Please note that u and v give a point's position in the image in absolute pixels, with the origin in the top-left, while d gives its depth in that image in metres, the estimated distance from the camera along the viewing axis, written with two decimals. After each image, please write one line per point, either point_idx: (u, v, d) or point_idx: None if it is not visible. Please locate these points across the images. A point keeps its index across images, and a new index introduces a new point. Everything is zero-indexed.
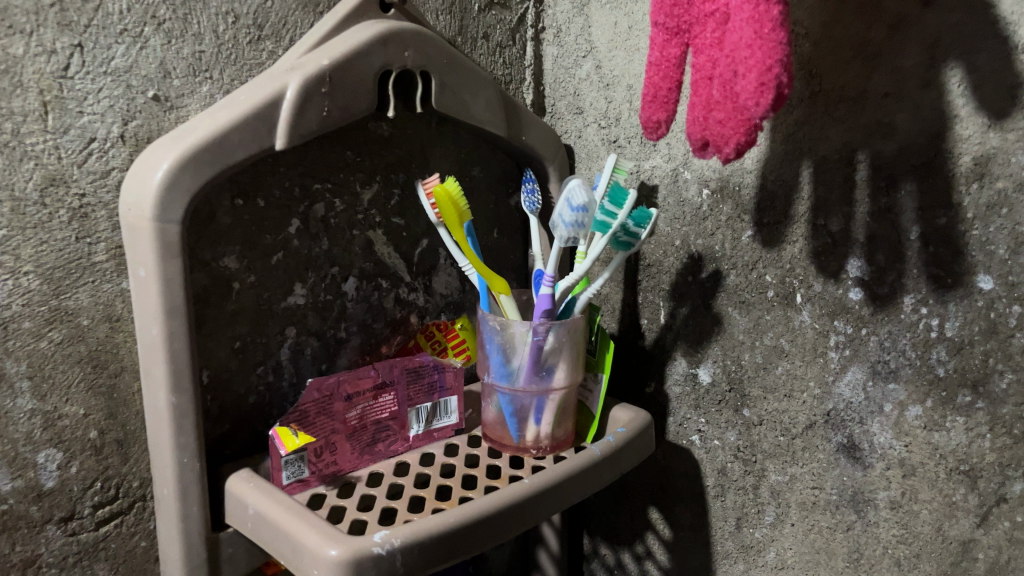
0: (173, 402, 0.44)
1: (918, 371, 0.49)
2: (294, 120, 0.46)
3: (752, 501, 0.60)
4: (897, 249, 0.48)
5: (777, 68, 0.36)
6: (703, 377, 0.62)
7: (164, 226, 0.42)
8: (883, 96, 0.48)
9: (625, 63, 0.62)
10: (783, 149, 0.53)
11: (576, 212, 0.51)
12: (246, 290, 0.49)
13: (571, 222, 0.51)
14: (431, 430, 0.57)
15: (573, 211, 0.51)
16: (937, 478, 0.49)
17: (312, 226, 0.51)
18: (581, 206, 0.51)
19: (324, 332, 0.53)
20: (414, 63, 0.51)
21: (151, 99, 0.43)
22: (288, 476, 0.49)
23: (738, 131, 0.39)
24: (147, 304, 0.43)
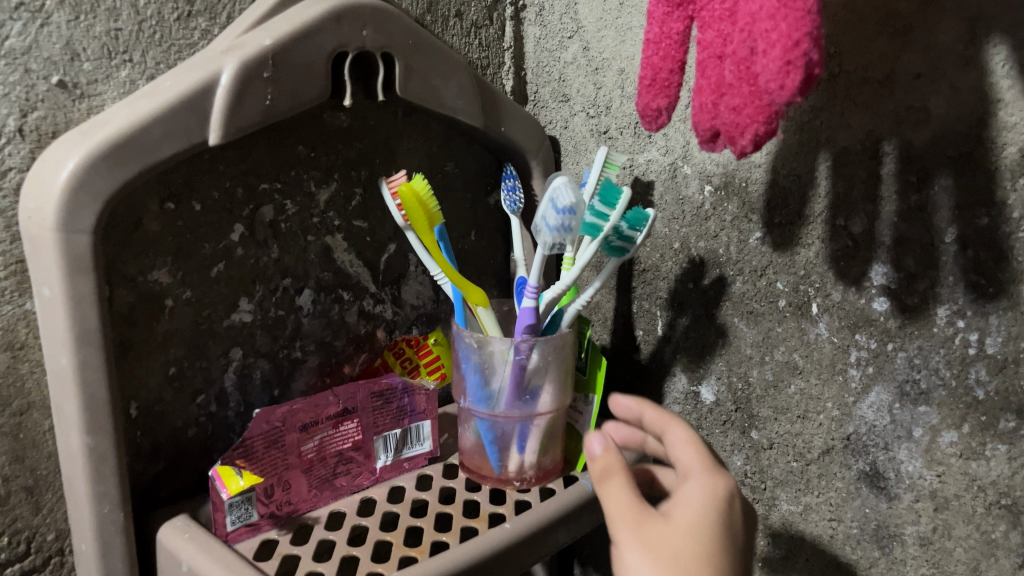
0: (88, 444, 0.37)
1: (953, 393, 0.43)
2: (230, 110, 0.39)
3: (762, 532, 0.54)
4: (930, 253, 0.42)
5: (806, 42, 0.30)
6: (705, 395, 0.56)
7: (71, 237, 0.35)
8: (914, 78, 0.41)
9: (615, 44, 0.55)
10: (797, 139, 0.47)
11: (562, 215, 0.44)
12: (181, 307, 0.42)
13: (556, 226, 0.45)
14: (401, 460, 0.50)
15: (558, 214, 0.44)
16: (975, 513, 0.43)
17: (259, 232, 0.45)
18: (568, 208, 0.44)
19: (276, 353, 0.47)
20: (373, 43, 0.45)
21: (55, 85, 0.37)
22: (234, 522, 0.42)
23: (757, 119, 0.33)
24: (54, 329, 0.36)
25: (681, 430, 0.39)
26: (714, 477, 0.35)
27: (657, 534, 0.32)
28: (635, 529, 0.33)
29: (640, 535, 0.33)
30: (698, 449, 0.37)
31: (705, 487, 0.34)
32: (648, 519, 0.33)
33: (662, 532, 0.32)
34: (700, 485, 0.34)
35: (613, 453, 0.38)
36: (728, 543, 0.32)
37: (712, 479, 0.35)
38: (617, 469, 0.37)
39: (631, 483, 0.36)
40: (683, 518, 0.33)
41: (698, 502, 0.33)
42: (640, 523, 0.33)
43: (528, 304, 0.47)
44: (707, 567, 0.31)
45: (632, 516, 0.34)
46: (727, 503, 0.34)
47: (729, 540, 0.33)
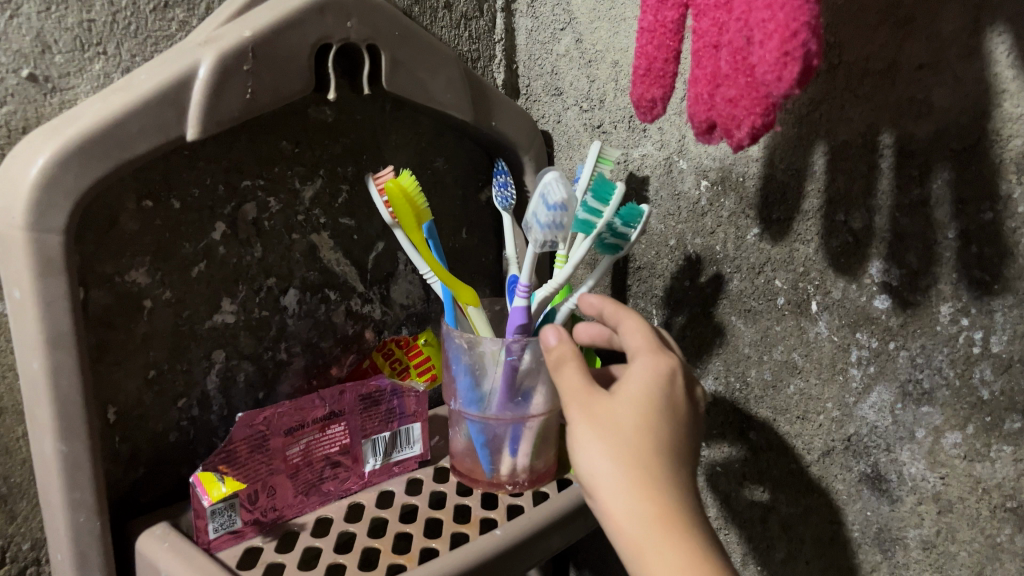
0: (63, 451, 0.36)
1: (956, 393, 0.41)
2: (209, 105, 0.38)
3: (760, 534, 0.53)
4: (933, 249, 0.41)
5: (804, 33, 0.29)
6: (703, 396, 0.55)
7: (42, 237, 0.34)
8: (916, 68, 0.40)
9: (609, 36, 0.54)
10: (796, 133, 0.46)
11: (553, 211, 0.43)
12: (160, 309, 0.41)
13: (548, 222, 0.44)
14: (391, 464, 0.49)
15: (549, 210, 0.43)
16: (979, 516, 0.41)
17: (241, 230, 0.44)
18: (559, 204, 0.43)
19: (260, 354, 0.46)
20: (358, 35, 0.43)
21: (25, 79, 0.35)
22: (216, 529, 0.40)
23: (754, 112, 0.31)
24: (25, 333, 0.35)
25: (630, 320, 0.39)
26: (658, 354, 0.36)
27: (603, 411, 0.34)
28: (583, 409, 0.34)
29: (587, 414, 0.34)
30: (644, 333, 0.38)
31: (649, 363, 0.35)
32: (595, 398, 0.35)
33: (607, 408, 0.34)
34: (643, 363, 0.35)
35: (564, 342, 0.38)
36: (672, 411, 0.34)
37: (656, 356, 0.36)
38: (568, 355, 0.37)
39: (581, 366, 0.37)
40: (627, 393, 0.34)
41: (642, 378, 0.35)
42: (588, 401, 0.34)
43: (520, 303, 0.45)
44: (648, 434, 0.32)
45: (580, 396, 0.35)
46: (670, 376, 0.35)
47: (674, 411, 0.34)
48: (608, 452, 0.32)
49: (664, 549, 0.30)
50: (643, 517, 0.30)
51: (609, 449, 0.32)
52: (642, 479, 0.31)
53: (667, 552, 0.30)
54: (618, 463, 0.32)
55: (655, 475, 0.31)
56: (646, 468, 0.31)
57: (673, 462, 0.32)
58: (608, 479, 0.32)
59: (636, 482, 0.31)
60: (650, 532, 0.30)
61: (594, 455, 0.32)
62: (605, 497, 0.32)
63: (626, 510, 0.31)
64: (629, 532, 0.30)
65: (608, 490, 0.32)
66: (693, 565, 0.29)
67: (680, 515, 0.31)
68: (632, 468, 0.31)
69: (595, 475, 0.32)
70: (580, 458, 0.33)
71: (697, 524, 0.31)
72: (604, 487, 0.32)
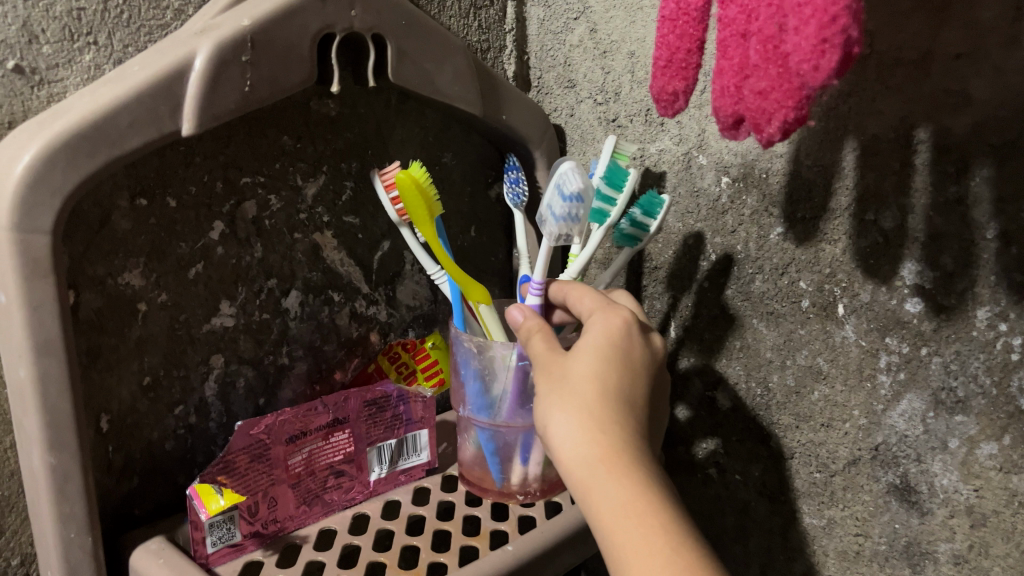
0: (52, 464, 0.34)
1: (993, 401, 0.39)
2: (205, 98, 0.36)
3: (780, 546, 0.51)
4: (970, 250, 0.38)
5: (843, 17, 0.26)
6: (721, 401, 0.52)
7: (28, 238, 0.32)
8: (955, 58, 0.38)
9: (625, 26, 0.52)
10: (823, 127, 0.44)
11: (569, 201, 0.41)
12: (155, 312, 0.39)
13: (563, 214, 0.41)
14: (397, 472, 0.47)
15: (564, 201, 0.41)
16: (1015, 531, 0.39)
17: (241, 229, 0.42)
18: (575, 194, 0.41)
19: (261, 359, 0.44)
20: (363, 24, 0.41)
21: (11, 71, 0.33)
22: (214, 543, 0.39)
23: (786, 104, 0.29)
24: (11, 339, 0.33)
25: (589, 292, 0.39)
26: (615, 311, 0.36)
27: (558, 365, 0.33)
28: (542, 365, 0.34)
29: (544, 368, 0.34)
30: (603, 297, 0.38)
31: (605, 319, 0.35)
32: (551, 355, 0.34)
33: (563, 362, 0.33)
34: (599, 318, 0.35)
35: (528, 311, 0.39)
36: (627, 360, 0.33)
37: (613, 313, 0.36)
38: (531, 320, 0.37)
39: (544, 329, 0.37)
40: (582, 346, 0.34)
41: (596, 333, 0.34)
42: (545, 359, 0.34)
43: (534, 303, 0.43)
44: (600, 379, 0.32)
45: (542, 355, 0.35)
46: (627, 330, 0.35)
47: (629, 361, 0.33)
48: (561, 400, 0.32)
49: (610, 486, 0.29)
50: (591, 456, 0.30)
51: (561, 396, 0.32)
52: (592, 420, 0.30)
53: (612, 488, 0.29)
54: (567, 409, 0.31)
55: (605, 416, 0.31)
56: (594, 411, 0.31)
57: (626, 406, 0.31)
58: (559, 424, 0.31)
59: (585, 423, 0.30)
60: (596, 471, 0.29)
61: (549, 404, 0.32)
62: (557, 442, 0.31)
63: (575, 453, 0.30)
64: (577, 472, 0.30)
65: (559, 436, 0.31)
66: (638, 498, 0.28)
67: (629, 452, 0.30)
68: (582, 411, 0.31)
69: (547, 422, 0.32)
70: (537, 408, 0.33)
71: (647, 462, 0.30)
72: (555, 433, 0.31)
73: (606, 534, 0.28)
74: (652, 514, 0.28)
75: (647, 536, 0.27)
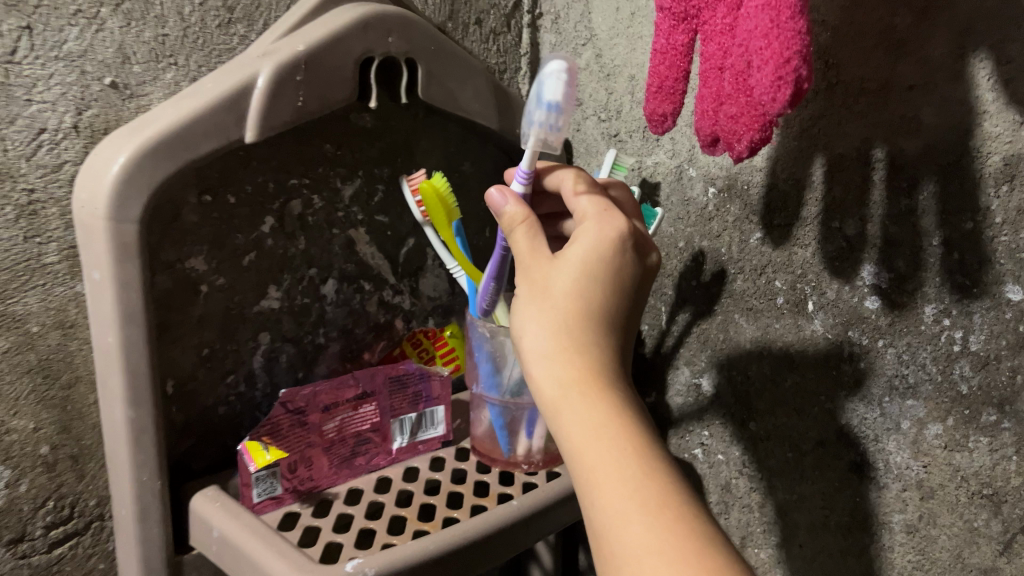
0: (131, 416, 0.40)
1: (939, 387, 0.45)
2: (265, 110, 0.42)
3: (757, 519, 0.57)
4: (920, 255, 0.44)
5: (796, 59, 0.33)
6: (706, 388, 0.59)
7: (120, 226, 0.38)
8: (908, 89, 0.44)
9: (627, 52, 0.58)
10: (797, 145, 0.50)
11: (547, 109, 0.41)
12: (215, 293, 0.45)
13: (540, 118, 0.41)
14: (416, 443, 0.53)
15: (543, 107, 0.41)
16: (958, 502, 0.45)
17: (288, 224, 0.48)
18: (553, 100, 0.40)
19: (301, 338, 0.50)
20: (398, 49, 0.48)
21: (107, 86, 0.40)
22: (260, 494, 0.45)
23: (752, 128, 0.35)
24: (102, 311, 0.39)
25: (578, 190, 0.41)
26: (607, 221, 0.38)
27: (541, 277, 0.37)
28: (525, 277, 0.38)
29: (528, 280, 0.37)
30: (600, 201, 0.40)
31: (593, 232, 0.38)
32: (536, 264, 0.38)
33: (545, 276, 0.37)
34: (588, 230, 0.38)
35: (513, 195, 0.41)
36: (607, 279, 0.37)
37: (604, 223, 0.38)
38: (516, 207, 0.40)
39: (528, 222, 0.39)
40: (565, 259, 0.37)
41: (583, 246, 0.37)
42: (529, 270, 0.38)
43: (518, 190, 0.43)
44: (579, 301, 0.36)
45: (527, 262, 0.38)
46: (615, 245, 0.38)
47: (608, 279, 0.37)
48: (539, 317, 0.36)
49: (580, 408, 0.33)
50: (565, 378, 0.34)
51: (540, 314, 0.36)
52: (566, 345, 0.35)
53: (583, 411, 0.33)
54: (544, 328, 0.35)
55: (578, 341, 0.35)
56: (569, 333, 0.35)
57: (598, 329, 0.36)
58: (536, 343, 0.36)
59: (560, 345, 0.35)
60: (569, 393, 0.34)
61: (528, 321, 0.36)
62: (533, 359, 0.36)
63: (550, 375, 0.35)
64: (551, 391, 0.35)
65: (535, 352, 0.36)
66: (606, 421, 0.33)
67: (599, 379, 0.34)
68: (558, 333, 0.35)
69: (525, 337, 0.36)
70: (517, 320, 0.37)
71: (614, 387, 0.35)
72: (531, 350, 0.36)
73: (571, 448, 0.33)
74: (617, 434, 0.32)
75: (609, 456, 0.32)
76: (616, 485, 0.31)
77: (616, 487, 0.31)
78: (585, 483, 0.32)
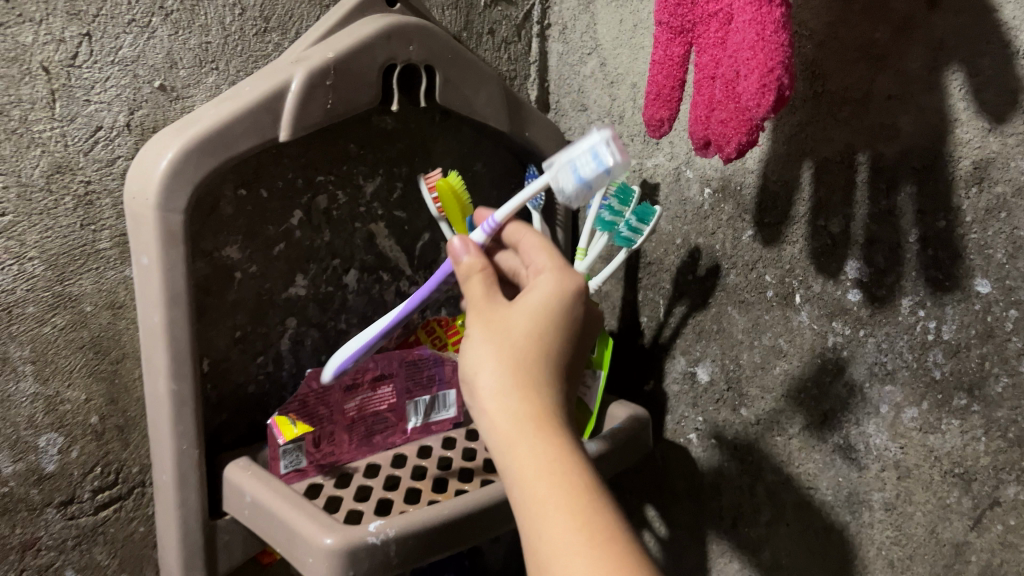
0: (173, 389, 0.44)
1: (914, 373, 0.49)
2: (297, 112, 0.46)
3: (747, 500, 0.60)
4: (897, 251, 0.48)
5: (778, 70, 0.37)
6: (701, 376, 0.62)
7: (167, 215, 0.42)
8: (887, 98, 0.48)
9: (629, 61, 0.62)
10: (786, 149, 0.54)
11: (600, 171, 0.39)
12: (248, 280, 0.49)
13: (588, 179, 0.40)
14: (429, 423, 0.57)
15: (597, 168, 0.39)
16: (932, 480, 0.49)
17: (315, 218, 0.52)
18: (612, 167, 0.39)
19: (325, 323, 0.54)
20: (418, 57, 0.52)
21: (156, 89, 0.44)
22: (287, 465, 0.49)
23: (740, 131, 0.39)
24: (149, 293, 0.43)
25: (534, 237, 0.42)
26: (565, 271, 0.39)
27: (499, 315, 0.37)
28: (481, 314, 0.37)
29: (483, 316, 0.37)
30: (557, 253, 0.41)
31: (555, 278, 0.38)
32: (492, 304, 0.37)
33: (503, 314, 0.37)
34: (549, 276, 0.38)
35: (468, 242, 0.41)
36: (564, 325, 0.37)
37: (563, 274, 0.39)
38: (475, 254, 0.39)
39: (485, 268, 0.39)
40: (524, 302, 0.37)
41: (544, 290, 0.37)
42: (485, 308, 0.37)
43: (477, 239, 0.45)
44: (538, 341, 0.36)
45: (483, 301, 0.38)
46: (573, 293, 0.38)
47: (565, 324, 0.37)
48: (496, 352, 0.35)
49: (535, 446, 0.33)
50: (520, 415, 0.34)
51: (498, 350, 0.35)
52: (523, 382, 0.35)
53: (539, 448, 0.33)
54: (502, 363, 0.35)
55: (535, 380, 0.35)
56: (526, 371, 0.35)
57: (552, 371, 0.36)
58: (491, 379, 0.35)
59: (517, 383, 0.35)
60: (524, 430, 0.33)
61: (483, 355, 0.36)
62: (486, 395, 0.35)
63: (503, 409, 0.34)
64: (505, 428, 0.34)
65: (490, 389, 0.35)
66: (560, 458, 0.33)
67: (553, 418, 0.34)
68: (515, 370, 0.35)
69: (478, 372, 0.35)
70: (469, 355, 0.36)
71: (566, 428, 0.34)
72: (485, 385, 0.35)
73: (522, 485, 0.33)
74: (572, 472, 0.32)
75: (564, 494, 0.31)
76: (568, 521, 0.31)
77: (572, 525, 0.31)
78: (537, 521, 0.31)
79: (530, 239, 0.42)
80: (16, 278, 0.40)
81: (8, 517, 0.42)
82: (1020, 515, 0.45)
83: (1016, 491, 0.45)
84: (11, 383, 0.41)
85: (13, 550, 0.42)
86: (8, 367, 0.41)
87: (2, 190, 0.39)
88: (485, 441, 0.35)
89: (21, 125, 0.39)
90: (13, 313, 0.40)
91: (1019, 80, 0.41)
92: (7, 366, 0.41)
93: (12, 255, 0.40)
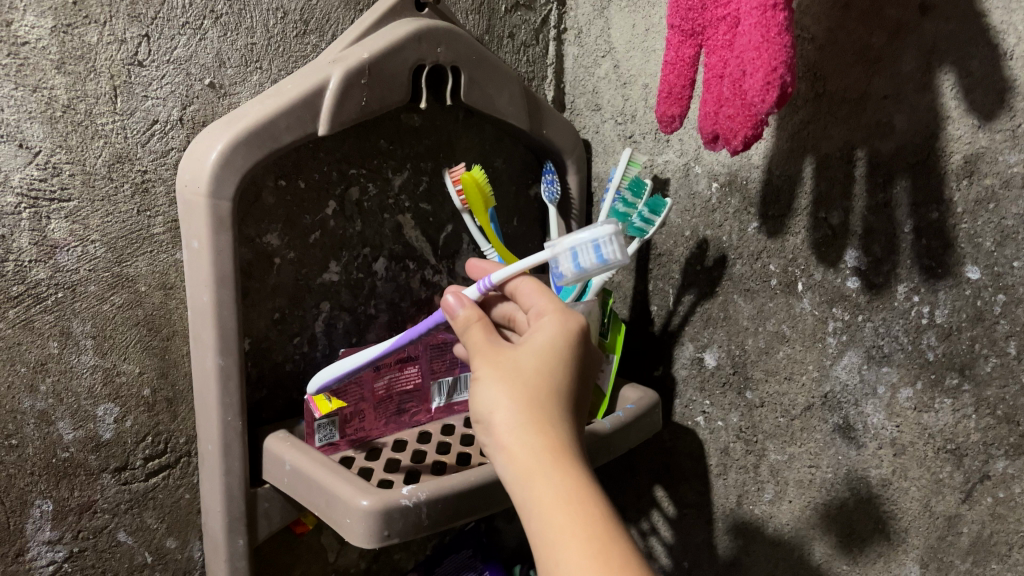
0: (220, 363, 0.47)
1: (910, 355, 0.52)
2: (335, 109, 0.49)
3: (752, 479, 0.64)
4: (893, 241, 0.51)
5: (781, 69, 0.40)
6: (709, 361, 0.66)
7: (217, 203, 0.45)
8: (883, 98, 0.51)
9: (641, 63, 0.66)
10: (789, 146, 0.57)
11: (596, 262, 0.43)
12: (286, 265, 0.52)
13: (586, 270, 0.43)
14: (451, 403, 0.61)
15: (597, 260, 0.43)
16: (926, 456, 0.52)
17: (347, 208, 0.55)
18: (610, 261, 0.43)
19: (355, 308, 0.58)
20: (445, 59, 0.55)
21: (207, 86, 0.48)
22: (321, 439, 0.52)
23: (746, 126, 0.43)
24: (199, 274, 0.46)
25: (530, 283, 0.44)
26: (566, 315, 0.41)
27: (507, 357, 0.38)
28: (489, 358, 0.39)
29: (491, 360, 0.38)
30: (558, 298, 0.43)
31: (558, 320, 0.40)
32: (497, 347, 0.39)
33: (510, 356, 0.38)
34: (551, 319, 0.40)
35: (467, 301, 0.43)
36: (569, 363, 0.39)
37: (566, 317, 0.41)
38: (470, 308, 0.42)
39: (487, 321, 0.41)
40: (529, 345, 0.39)
41: (548, 333, 0.39)
42: (492, 352, 0.39)
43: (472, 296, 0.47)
44: (547, 378, 0.38)
45: (489, 346, 0.39)
46: (577, 335, 0.40)
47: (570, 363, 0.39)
48: (508, 390, 0.37)
49: (553, 478, 0.35)
50: (536, 449, 0.35)
51: (510, 388, 0.37)
52: (537, 417, 0.36)
53: (555, 479, 0.35)
54: (515, 401, 0.36)
55: (547, 414, 0.36)
56: (540, 407, 0.37)
57: (563, 405, 0.37)
58: (505, 415, 0.36)
59: (532, 418, 0.36)
60: (541, 461, 0.35)
61: (495, 393, 0.37)
62: (502, 431, 0.36)
63: (519, 443, 0.36)
64: (522, 461, 0.35)
65: (505, 424, 0.36)
66: (577, 491, 0.34)
67: (568, 451, 0.36)
68: (528, 404, 0.36)
69: (493, 410, 0.37)
70: (481, 396, 0.38)
71: (581, 458, 0.36)
72: (499, 421, 0.36)
73: (541, 514, 0.34)
74: (588, 503, 0.34)
75: (580, 524, 0.33)
76: (585, 548, 0.32)
77: (588, 552, 0.32)
78: (556, 549, 0.33)
79: (524, 284, 0.44)
80: (80, 258, 0.44)
81: (68, 480, 0.46)
82: (1009, 488, 0.48)
83: (1005, 465, 0.48)
84: (74, 355, 0.45)
85: (71, 511, 0.46)
86: (71, 340, 0.44)
87: (68, 178, 0.43)
88: (503, 477, 0.36)
89: (86, 118, 0.43)
90: (76, 291, 0.44)
91: (1006, 80, 0.45)
92: (70, 340, 0.44)
93: (76, 237, 0.44)
